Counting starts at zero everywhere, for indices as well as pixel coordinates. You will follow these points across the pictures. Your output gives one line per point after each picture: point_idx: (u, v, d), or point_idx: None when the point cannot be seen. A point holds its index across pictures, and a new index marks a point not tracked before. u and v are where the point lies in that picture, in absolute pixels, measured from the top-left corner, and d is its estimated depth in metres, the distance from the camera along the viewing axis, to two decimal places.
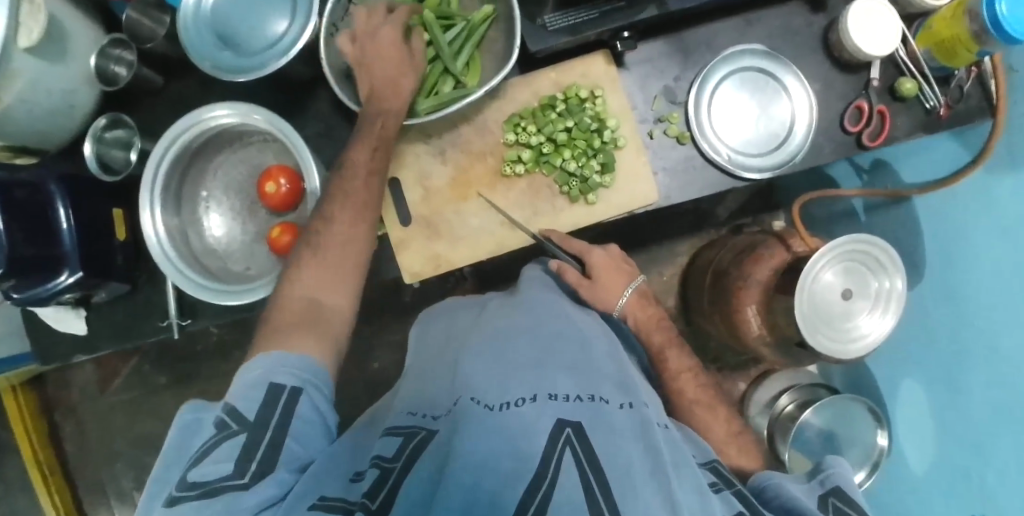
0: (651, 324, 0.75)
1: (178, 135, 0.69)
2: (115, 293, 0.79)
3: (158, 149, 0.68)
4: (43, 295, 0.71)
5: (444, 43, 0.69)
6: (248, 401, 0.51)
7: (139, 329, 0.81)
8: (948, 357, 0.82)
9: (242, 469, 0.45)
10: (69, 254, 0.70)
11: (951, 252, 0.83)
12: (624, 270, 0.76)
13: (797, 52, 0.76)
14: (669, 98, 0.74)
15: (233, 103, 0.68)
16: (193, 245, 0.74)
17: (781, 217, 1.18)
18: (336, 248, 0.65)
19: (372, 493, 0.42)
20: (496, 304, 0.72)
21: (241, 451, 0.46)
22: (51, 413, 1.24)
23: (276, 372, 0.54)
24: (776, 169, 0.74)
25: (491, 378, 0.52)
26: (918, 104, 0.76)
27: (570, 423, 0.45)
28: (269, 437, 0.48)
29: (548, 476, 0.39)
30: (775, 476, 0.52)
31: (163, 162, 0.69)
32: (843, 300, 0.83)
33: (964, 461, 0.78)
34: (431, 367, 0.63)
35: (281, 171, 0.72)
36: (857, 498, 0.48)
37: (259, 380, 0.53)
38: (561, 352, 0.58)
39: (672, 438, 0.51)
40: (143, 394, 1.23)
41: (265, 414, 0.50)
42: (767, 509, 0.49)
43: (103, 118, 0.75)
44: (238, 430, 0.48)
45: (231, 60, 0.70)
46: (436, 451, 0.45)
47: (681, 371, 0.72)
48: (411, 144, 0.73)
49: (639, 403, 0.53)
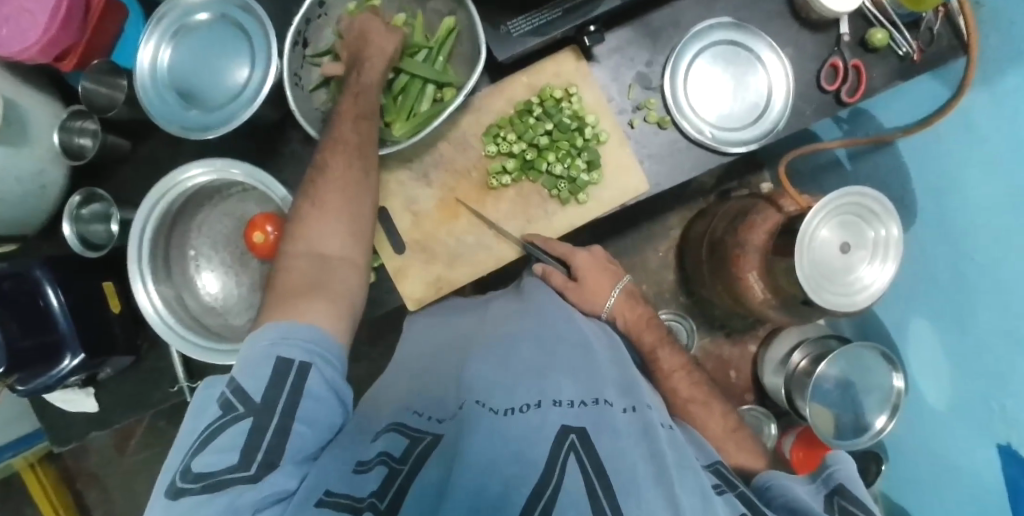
0: (641, 325, 0.73)
1: (155, 203, 0.68)
2: (120, 367, 0.78)
3: (138, 221, 0.67)
4: (49, 383, 0.69)
5: (417, 66, 0.68)
6: (255, 379, 0.48)
7: (151, 398, 0.80)
8: (953, 294, 0.83)
9: (247, 460, 0.44)
10: (67, 338, 0.69)
11: (942, 192, 0.83)
12: (609, 270, 0.74)
13: (763, 18, 0.75)
14: (644, 84, 0.74)
15: (207, 160, 0.67)
16: (190, 306, 0.73)
17: (767, 175, 1.16)
18: (336, 199, 0.61)
19: (380, 492, 0.42)
20: (501, 304, 0.72)
21: (247, 438, 0.45)
22: (73, 482, 1.21)
23: (284, 345, 0.51)
24: (759, 140, 0.74)
25: (497, 385, 0.52)
26: (891, 53, 0.76)
27: (574, 429, 0.45)
28: (276, 421, 0.47)
29: (552, 482, 0.39)
30: (778, 477, 0.53)
31: (145, 232, 0.68)
32: (841, 254, 0.84)
33: (980, 393, 0.79)
34: (434, 363, 0.63)
35: (265, 219, 0.70)
36: (861, 497, 0.49)
37: (266, 352, 0.50)
38: (563, 357, 0.57)
39: (675, 439, 0.50)
40: (160, 450, 1.20)
41: (273, 394, 0.48)
42: (772, 509, 0.50)
43: (78, 194, 0.73)
44: (244, 413, 0.46)
45: (197, 119, 0.68)
46: (444, 454, 0.45)
47: (675, 369, 0.70)
48: (393, 172, 0.72)
49: (642, 405, 0.52)
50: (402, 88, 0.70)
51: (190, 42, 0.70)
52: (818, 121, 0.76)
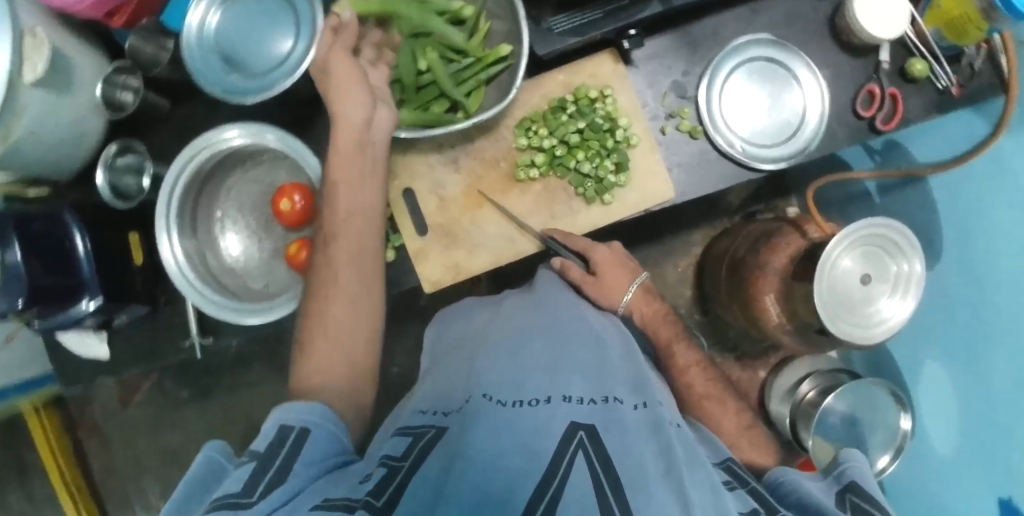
0: (657, 320, 0.73)
1: (182, 165, 0.70)
2: (135, 316, 0.80)
3: (171, 175, 0.69)
4: (65, 322, 0.71)
5: (446, 74, 0.68)
6: (259, 439, 0.45)
7: (161, 350, 0.82)
8: (972, 338, 0.83)
9: (248, 489, 0.39)
10: (87, 281, 0.71)
11: (975, 232, 0.83)
12: (627, 266, 0.73)
13: (804, 38, 0.76)
14: (679, 93, 0.74)
15: (244, 125, 0.68)
16: (210, 263, 0.74)
17: (795, 201, 1.15)
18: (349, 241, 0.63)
19: (376, 491, 0.39)
20: (514, 299, 0.71)
21: (249, 477, 0.40)
22: (75, 430, 1.22)
23: (287, 414, 0.49)
24: (790, 159, 0.73)
25: (504, 379, 0.51)
26: (929, 85, 0.75)
27: (583, 426, 0.42)
28: (279, 464, 0.42)
29: (559, 472, 0.37)
30: (789, 471, 0.51)
31: (174, 194, 0.69)
32: (862, 284, 0.83)
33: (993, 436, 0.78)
34: (449, 364, 0.63)
35: (294, 188, 0.72)
36: (872, 492, 0.47)
37: (270, 425, 0.48)
38: (574, 354, 0.54)
39: (687, 439, 0.48)
40: (164, 407, 1.21)
41: (276, 445, 0.44)
42: (783, 506, 0.47)
43: (113, 144, 0.76)
44: (248, 462, 0.42)
45: (236, 85, 0.70)
46: (447, 446, 0.43)
47: (690, 364, 0.70)
48: (423, 155, 0.73)
49: (653, 402, 0.50)
50: (424, 83, 0.70)
51: (239, 9, 0.72)
52: (850, 146, 0.76)
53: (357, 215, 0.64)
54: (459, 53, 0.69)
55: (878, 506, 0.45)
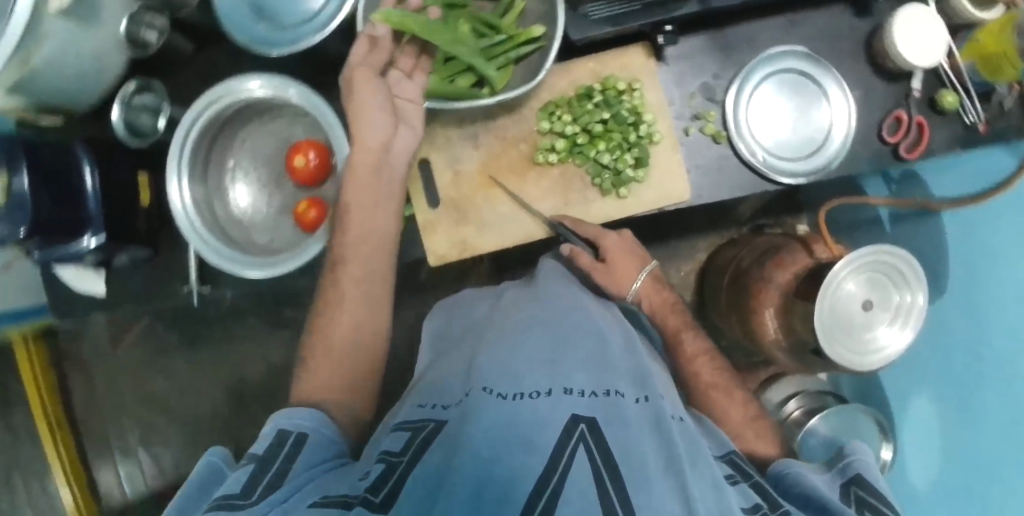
0: (665, 308, 0.70)
1: (194, 116, 0.68)
2: (135, 257, 0.79)
3: (185, 121, 0.68)
4: (64, 255, 0.71)
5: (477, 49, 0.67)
6: (259, 443, 0.49)
7: (156, 294, 0.81)
8: (956, 380, 0.88)
9: (248, 489, 0.42)
10: (92, 217, 0.70)
11: (979, 279, 0.87)
12: (636, 254, 0.71)
13: (838, 57, 0.75)
14: (707, 95, 0.74)
15: (267, 76, 0.67)
16: (217, 212, 0.73)
17: (805, 220, 1.15)
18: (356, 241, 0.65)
19: (376, 487, 0.40)
20: (513, 292, 0.71)
21: (249, 478, 0.44)
22: (61, 365, 1.21)
23: (287, 421, 0.52)
24: (811, 175, 0.73)
25: (503, 369, 0.50)
26: (957, 119, 0.75)
27: (584, 418, 0.42)
28: (276, 466, 0.45)
29: (560, 467, 0.37)
30: (795, 464, 0.51)
31: (186, 144, 0.68)
32: (864, 310, 0.82)
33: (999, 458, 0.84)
34: (449, 356, 0.63)
35: (309, 145, 0.72)
36: (879, 487, 0.48)
37: (269, 429, 0.51)
38: (575, 346, 0.54)
39: (688, 433, 0.48)
40: (154, 352, 1.21)
41: (274, 450, 0.47)
42: (788, 500, 0.48)
43: (133, 82, 0.74)
44: (248, 462, 0.46)
45: (264, 35, 0.69)
46: (445, 440, 0.43)
47: (698, 353, 0.67)
48: (443, 127, 0.73)
49: (654, 396, 0.50)
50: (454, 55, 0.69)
51: None
52: (870, 169, 0.76)
53: (368, 238, 0.65)
54: (492, 30, 0.69)
55: (883, 500, 0.46)
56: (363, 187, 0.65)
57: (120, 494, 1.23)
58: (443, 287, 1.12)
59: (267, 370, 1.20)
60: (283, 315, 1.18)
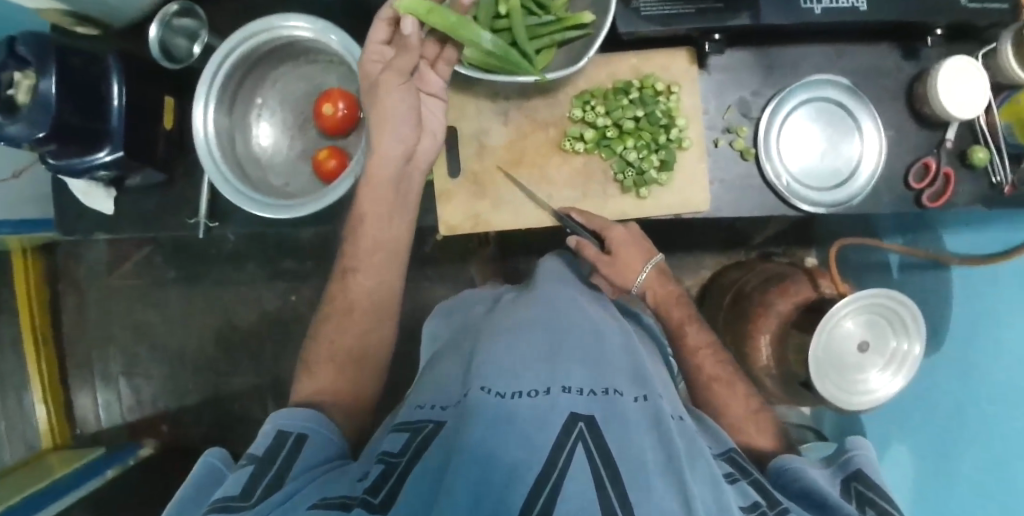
0: (669, 301, 0.70)
1: (230, 47, 0.68)
2: (149, 180, 0.79)
3: (211, 65, 0.67)
4: (79, 166, 0.70)
5: (523, 24, 0.67)
6: (258, 445, 0.48)
7: (163, 222, 0.81)
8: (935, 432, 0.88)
9: (247, 491, 0.42)
10: (113, 132, 0.69)
11: (965, 335, 0.86)
12: (643, 246, 0.70)
13: (879, 95, 0.75)
14: (742, 110, 0.73)
15: (310, 18, 0.66)
16: (238, 148, 0.73)
17: (813, 254, 1.16)
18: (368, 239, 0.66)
19: (374, 490, 0.40)
20: (508, 299, 0.70)
21: (248, 479, 0.43)
22: (54, 283, 1.21)
23: (287, 422, 0.52)
24: (833, 206, 0.72)
25: (501, 368, 0.50)
26: (984, 175, 0.75)
27: (583, 417, 0.43)
28: (276, 467, 0.45)
29: (559, 464, 0.37)
30: (796, 460, 0.52)
31: (218, 78, 0.68)
32: (859, 351, 0.83)
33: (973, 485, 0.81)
34: (446, 358, 0.63)
35: (340, 94, 0.71)
36: (876, 478, 0.49)
37: (269, 429, 0.51)
38: (573, 343, 0.54)
39: (687, 430, 0.48)
40: (149, 283, 1.21)
41: (274, 451, 0.47)
42: (790, 495, 0.48)
43: (176, 3, 0.74)
44: (247, 463, 0.45)
45: None
46: (444, 441, 0.43)
47: (700, 347, 0.67)
48: (476, 98, 0.72)
49: (654, 395, 0.50)
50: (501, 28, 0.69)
51: None
52: (891, 211, 0.75)
53: (387, 225, 0.66)
54: (540, 8, 0.68)
55: (882, 494, 0.48)
56: (376, 198, 0.65)
57: (94, 419, 1.22)
58: (447, 262, 1.13)
59: (258, 318, 1.20)
60: (282, 266, 1.18)
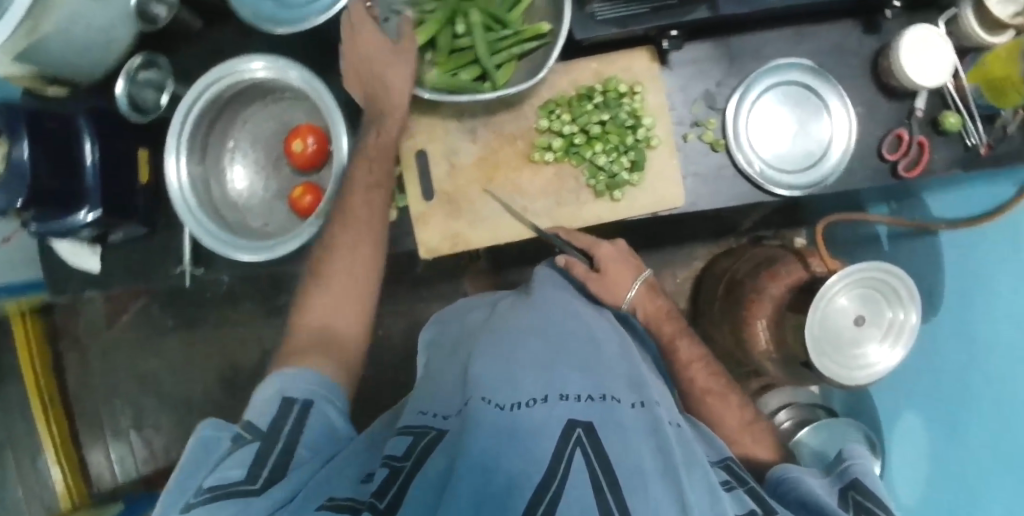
0: (660, 317, 0.70)
1: (200, 91, 0.69)
2: (130, 234, 0.80)
3: (182, 107, 0.68)
4: (62, 229, 0.71)
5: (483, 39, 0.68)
6: (264, 416, 0.49)
7: (150, 273, 0.82)
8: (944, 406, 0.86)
9: (253, 474, 0.42)
10: (90, 191, 0.71)
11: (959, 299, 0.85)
12: (631, 263, 0.70)
13: (844, 72, 0.75)
14: (709, 103, 0.73)
15: (269, 57, 0.67)
16: (214, 194, 0.74)
17: (803, 233, 1.16)
18: (345, 252, 0.65)
19: (381, 492, 0.39)
20: (508, 302, 0.69)
21: (254, 458, 0.44)
22: (56, 342, 1.22)
23: (291, 387, 0.53)
24: (809, 189, 0.72)
25: (501, 375, 0.49)
26: (959, 139, 0.74)
27: (581, 423, 0.43)
28: (281, 444, 0.46)
29: (558, 474, 0.37)
30: (794, 469, 0.51)
31: (189, 119, 0.69)
32: (854, 325, 0.82)
33: (983, 450, 0.79)
34: (444, 365, 0.63)
35: (308, 130, 0.72)
36: (875, 489, 0.47)
37: (273, 396, 0.52)
38: (570, 349, 0.54)
39: (684, 438, 0.48)
40: (149, 333, 1.22)
41: (279, 424, 0.48)
42: (786, 503, 0.48)
43: (139, 56, 0.76)
44: (251, 438, 0.46)
45: (273, 12, 0.67)
46: (447, 448, 0.43)
47: (693, 360, 0.68)
48: (443, 119, 0.73)
49: (652, 401, 0.50)
50: (460, 48, 0.70)
51: None
52: (869, 186, 0.75)
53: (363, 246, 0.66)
54: (499, 24, 0.69)
55: (881, 504, 0.45)
56: (365, 211, 0.66)
57: (110, 475, 1.24)
58: (439, 281, 1.14)
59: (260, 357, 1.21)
60: (278, 302, 1.19)
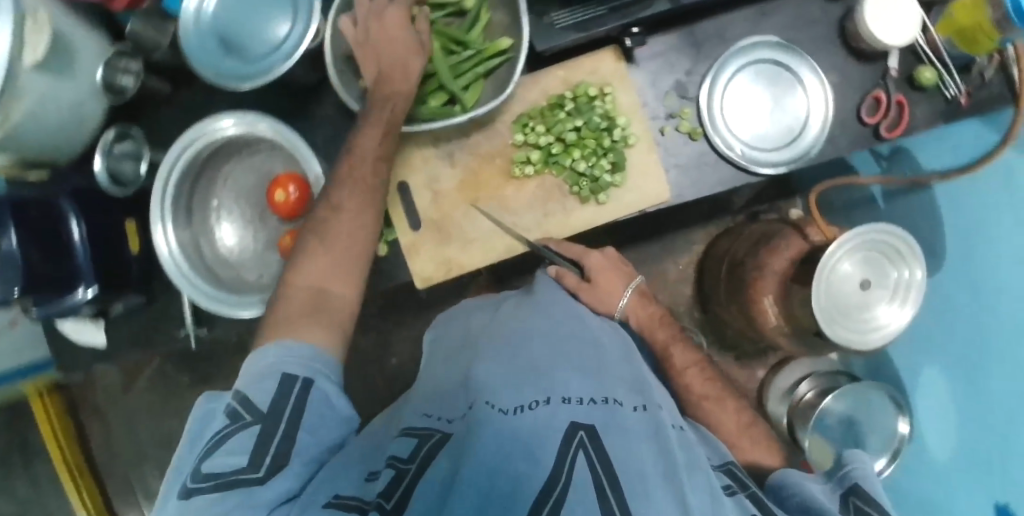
0: (653, 324, 0.71)
1: (172, 159, 0.70)
2: (130, 306, 0.80)
3: (163, 167, 0.69)
4: (64, 311, 0.71)
5: (446, 64, 0.68)
6: (262, 391, 0.48)
7: (155, 339, 0.82)
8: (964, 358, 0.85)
9: (255, 463, 0.43)
10: (82, 269, 0.71)
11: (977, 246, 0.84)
12: (622, 270, 0.71)
13: (812, 43, 0.74)
14: (681, 93, 0.73)
15: (239, 113, 0.68)
16: (206, 254, 0.75)
17: (799, 203, 1.15)
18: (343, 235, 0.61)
19: (387, 493, 0.40)
20: (512, 304, 0.68)
21: (256, 443, 0.44)
22: (77, 414, 1.23)
23: (290, 363, 0.51)
24: (791, 164, 0.72)
25: (504, 381, 0.49)
26: (937, 94, 0.73)
27: (583, 425, 0.42)
28: (282, 430, 0.46)
29: (562, 477, 0.37)
30: (796, 475, 0.50)
31: (171, 180, 0.70)
32: (860, 290, 0.81)
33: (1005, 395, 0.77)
34: (446, 366, 0.62)
35: (288, 178, 0.72)
36: (878, 497, 0.45)
37: (270, 369, 0.50)
38: (573, 352, 0.54)
39: (686, 442, 0.48)
40: (166, 393, 1.23)
41: (280, 403, 0.48)
42: (787, 509, 0.47)
43: (110, 130, 0.76)
44: (251, 419, 0.46)
45: (234, 68, 0.68)
46: (451, 451, 0.43)
47: (688, 365, 0.67)
48: (419, 148, 0.73)
49: (653, 404, 0.49)
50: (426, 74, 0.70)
51: None
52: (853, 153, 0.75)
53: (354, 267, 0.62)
54: (460, 46, 0.69)
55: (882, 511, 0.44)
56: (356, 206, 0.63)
57: None
58: (442, 304, 1.13)
59: None
60: None
